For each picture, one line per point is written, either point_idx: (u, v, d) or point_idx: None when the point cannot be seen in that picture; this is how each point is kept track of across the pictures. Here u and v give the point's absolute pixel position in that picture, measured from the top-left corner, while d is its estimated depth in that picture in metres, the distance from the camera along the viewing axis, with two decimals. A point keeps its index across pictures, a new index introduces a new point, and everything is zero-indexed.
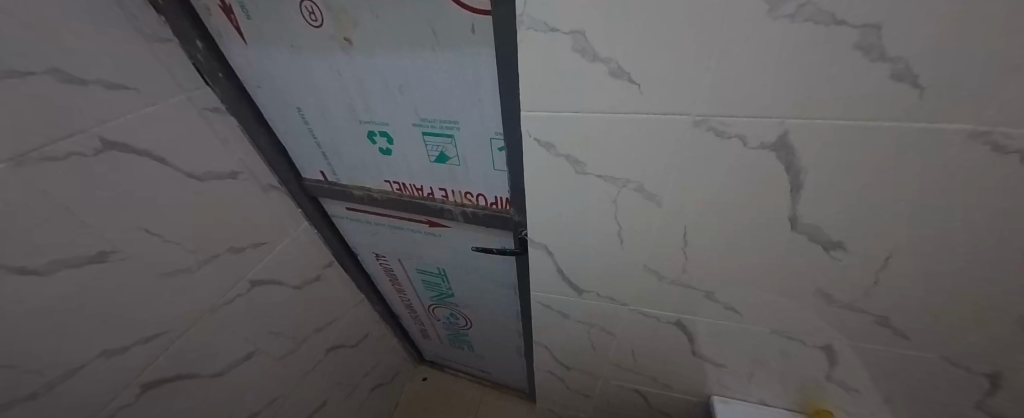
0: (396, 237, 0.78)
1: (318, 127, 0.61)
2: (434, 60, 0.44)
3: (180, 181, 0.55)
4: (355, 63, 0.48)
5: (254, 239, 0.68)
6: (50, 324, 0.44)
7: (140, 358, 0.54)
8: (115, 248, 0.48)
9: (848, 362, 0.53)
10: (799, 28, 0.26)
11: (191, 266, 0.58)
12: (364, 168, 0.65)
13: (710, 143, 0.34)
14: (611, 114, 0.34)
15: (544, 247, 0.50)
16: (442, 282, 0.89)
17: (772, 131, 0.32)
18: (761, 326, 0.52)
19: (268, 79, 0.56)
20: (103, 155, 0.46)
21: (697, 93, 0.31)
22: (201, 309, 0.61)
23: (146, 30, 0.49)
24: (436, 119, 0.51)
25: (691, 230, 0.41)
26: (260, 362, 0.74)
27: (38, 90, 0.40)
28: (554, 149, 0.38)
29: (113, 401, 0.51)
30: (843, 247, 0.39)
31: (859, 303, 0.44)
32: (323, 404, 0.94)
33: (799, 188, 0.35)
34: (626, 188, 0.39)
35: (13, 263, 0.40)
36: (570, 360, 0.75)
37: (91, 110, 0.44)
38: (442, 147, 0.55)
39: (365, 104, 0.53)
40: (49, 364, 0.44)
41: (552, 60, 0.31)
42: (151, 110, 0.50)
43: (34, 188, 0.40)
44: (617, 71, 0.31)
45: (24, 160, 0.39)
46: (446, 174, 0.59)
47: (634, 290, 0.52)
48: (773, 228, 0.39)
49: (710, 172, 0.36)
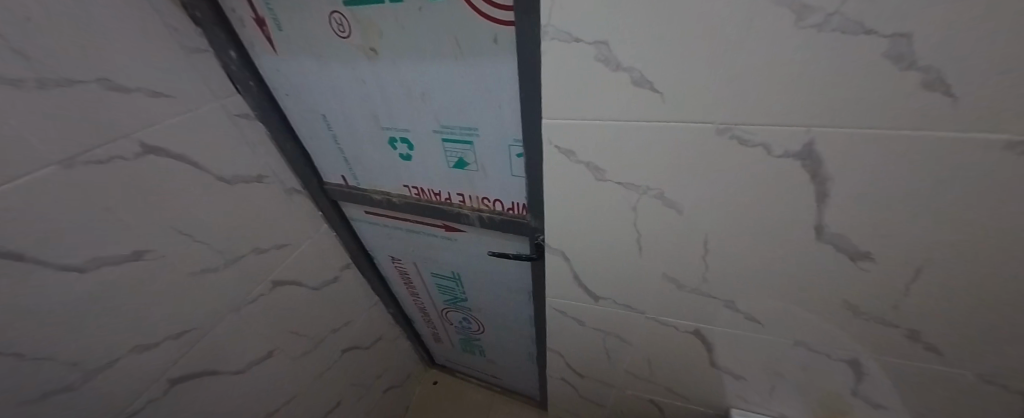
0: (412, 240, 0.79)
1: (341, 133, 0.63)
2: (457, 69, 0.45)
3: (210, 183, 0.57)
4: (379, 72, 0.50)
5: (277, 241, 0.70)
6: (89, 318, 0.46)
7: (169, 353, 0.56)
8: (150, 247, 0.51)
9: (875, 378, 0.51)
10: (826, 37, 0.26)
11: (218, 266, 0.60)
12: (384, 173, 0.66)
13: (733, 151, 0.34)
14: (633, 122, 0.34)
15: (561, 252, 0.50)
16: (456, 286, 0.89)
17: (797, 140, 0.32)
18: (783, 337, 0.51)
19: (296, 87, 0.59)
20: (143, 159, 0.48)
21: (720, 101, 0.31)
22: (226, 307, 0.63)
23: (185, 41, 0.52)
24: (456, 125, 0.52)
25: (712, 238, 0.41)
26: (278, 361, 0.75)
27: (87, 97, 0.42)
28: (574, 156, 0.39)
29: (143, 394, 0.54)
30: (871, 258, 0.38)
31: (888, 316, 0.43)
32: (337, 404, 0.95)
33: (824, 197, 0.35)
34: (645, 195, 0.39)
35: (57, 259, 0.42)
36: (583, 367, 0.75)
37: (133, 116, 0.47)
38: (461, 153, 0.56)
39: (388, 111, 0.55)
40: (86, 356, 0.47)
41: (575, 69, 0.32)
42: (187, 116, 0.53)
43: (80, 190, 0.43)
44: (640, 80, 0.31)
45: (72, 163, 0.42)
46: (463, 179, 0.60)
47: (651, 298, 0.51)
48: (797, 237, 0.38)
49: (733, 180, 0.36)
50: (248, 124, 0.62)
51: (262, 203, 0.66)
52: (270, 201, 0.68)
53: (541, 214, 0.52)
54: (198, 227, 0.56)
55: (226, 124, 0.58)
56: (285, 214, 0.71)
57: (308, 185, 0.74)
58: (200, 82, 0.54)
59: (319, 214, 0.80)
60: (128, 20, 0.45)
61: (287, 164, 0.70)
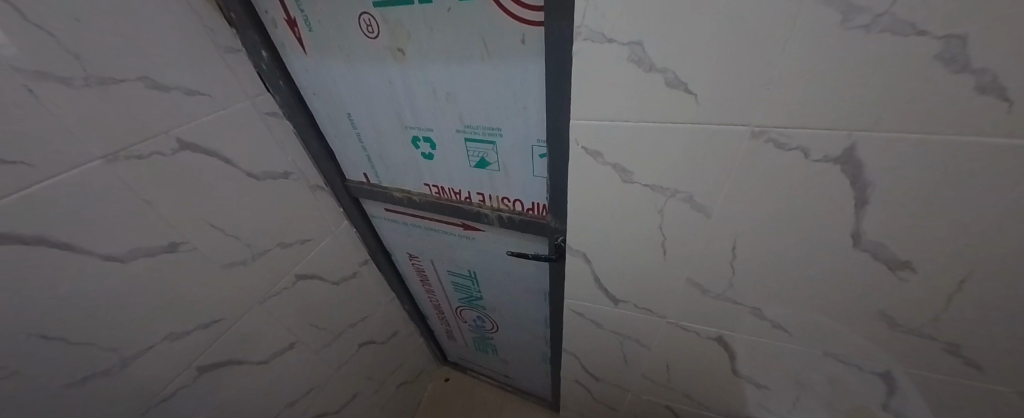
0: (431, 238, 0.80)
1: (365, 132, 0.64)
2: (483, 69, 0.45)
3: (240, 179, 0.59)
4: (406, 72, 0.51)
5: (301, 236, 0.72)
6: (128, 307, 0.48)
7: (199, 342, 0.58)
8: (184, 240, 0.53)
9: (910, 393, 0.49)
10: (873, 39, 0.25)
11: (246, 259, 0.62)
12: (405, 172, 0.67)
13: (768, 155, 0.33)
14: (665, 124, 0.33)
15: (583, 254, 0.50)
16: (472, 285, 0.90)
17: (836, 144, 0.31)
18: (811, 347, 0.49)
19: (323, 86, 0.60)
20: (180, 154, 0.50)
21: (757, 104, 0.30)
22: (252, 299, 0.65)
23: (220, 41, 0.54)
24: (479, 125, 0.53)
25: (741, 243, 0.40)
26: (299, 353, 0.77)
27: (129, 96, 0.44)
28: (601, 157, 0.38)
29: (174, 381, 0.56)
30: (911, 267, 0.37)
31: (926, 329, 0.41)
32: (353, 397, 0.97)
33: (863, 203, 0.33)
34: (674, 198, 0.38)
35: (99, 249, 0.44)
36: (599, 371, 0.74)
37: (171, 113, 0.49)
38: (483, 153, 0.56)
39: (412, 111, 0.56)
40: (124, 343, 0.49)
41: (606, 70, 0.32)
42: (220, 113, 0.55)
43: (122, 184, 0.45)
44: (674, 81, 0.31)
45: (115, 157, 0.44)
46: (484, 179, 0.60)
47: (674, 302, 0.50)
48: (832, 244, 0.37)
49: (766, 184, 0.35)
50: (276, 122, 0.64)
51: (288, 199, 0.68)
52: (295, 197, 0.70)
53: (562, 215, 0.52)
54: (228, 221, 0.58)
55: (256, 122, 0.60)
56: (308, 211, 0.73)
57: (331, 183, 0.76)
58: (233, 80, 0.56)
59: (341, 211, 0.81)
60: (169, 21, 0.47)
61: (311, 161, 0.72)
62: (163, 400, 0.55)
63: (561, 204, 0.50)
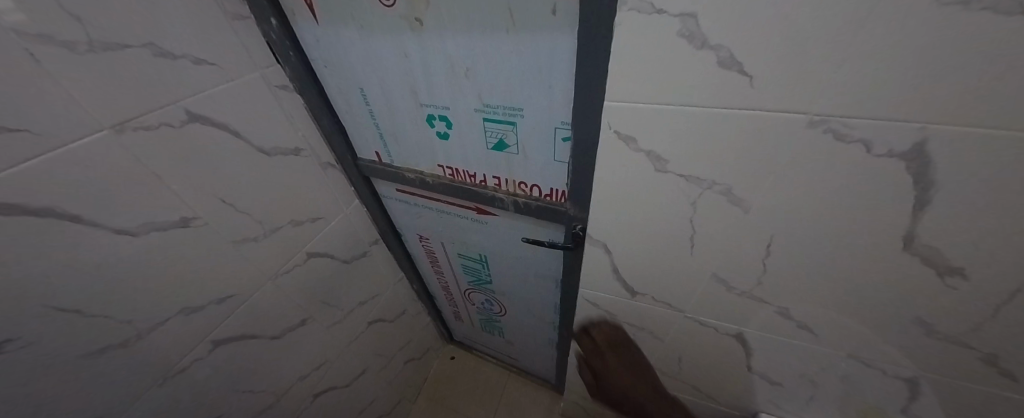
0: (442, 221, 0.79)
1: (379, 108, 0.61)
2: (507, 44, 0.42)
3: (251, 154, 0.57)
4: (423, 44, 0.47)
5: (312, 214, 0.71)
6: (143, 280, 0.48)
7: (213, 316, 0.58)
8: (196, 215, 0.52)
9: (935, 401, 0.47)
10: (973, 18, 0.21)
11: (258, 235, 0.61)
12: (419, 152, 0.65)
13: (823, 147, 0.30)
14: (710, 108, 0.30)
15: (603, 245, 0.48)
16: (482, 268, 0.89)
17: (906, 138, 0.27)
18: (835, 350, 0.47)
19: (335, 58, 0.57)
20: (189, 127, 0.48)
21: (821, 89, 0.27)
22: (264, 276, 0.64)
23: (227, 6, 0.50)
24: (499, 105, 0.50)
25: (777, 242, 0.38)
26: (311, 330, 0.78)
27: (134, 63, 0.42)
28: (635, 143, 0.35)
29: (191, 353, 0.57)
30: (962, 274, 0.34)
31: (966, 338, 0.39)
32: (363, 372, 1.00)
33: (923, 204, 0.30)
34: (710, 190, 0.36)
35: (111, 223, 0.43)
36: (608, 359, 0.74)
37: (179, 83, 0.46)
38: (502, 134, 0.53)
39: (428, 87, 0.53)
40: (139, 316, 0.49)
41: (652, 46, 0.28)
42: (229, 85, 0.52)
43: (131, 156, 0.44)
44: (727, 61, 0.27)
45: (124, 128, 0.42)
46: (501, 162, 0.57)
47: (695, 298, 0.49)
48: (877, 246, 0.35)
49: (816, 179, 0.32)
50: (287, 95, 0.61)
51: (298, 176, 0.66)
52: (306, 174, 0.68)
53: (584, 203, 0.50)
54: (239, 197, 0.57)
55: (265, 95, 0.58)
56: (320, 188, 0.72)
57: (342, 161, 0.74)
58: (241, 49, 0.53)
59: (352, 190, 0.80)
60: None
61: (323, 137, 0.70)
62: (179, 371, 0.56)
63: (583, 192, 0.48)
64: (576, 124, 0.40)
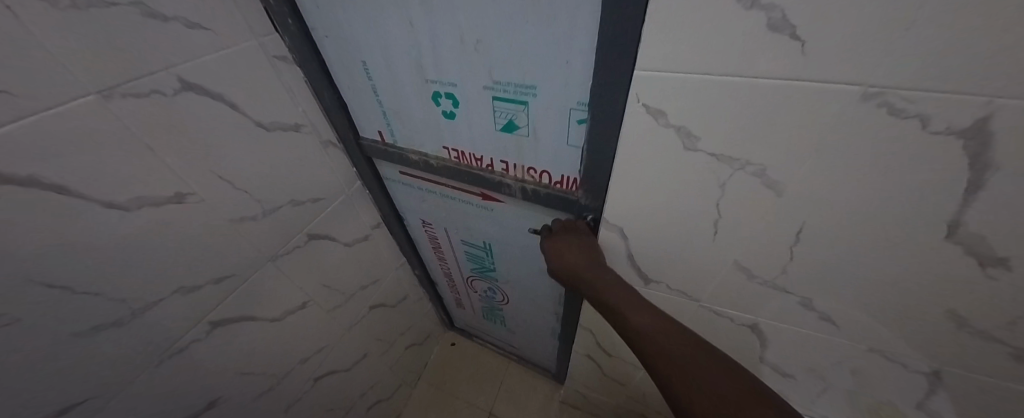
0: (447, 206, 0.77)
1: (383, 84, 0.58)
2: (522, 15, 0.39)
3: (249, 129, 0.55)
4: (430, 14, 0.44)
5: (313, 194, 0.68)
6: (137, 257, 0.46)
7: (211, 297, 0.56)
8: (191, 191, 0.49)
9: (955, 396, 0.45)
10: None
11: (257, 214, 0.59)
12: (424, 132, 0.62)
13: (874, 123, 0.27)
14: (753, 79, 0.28)
15: (619, 229, 0.46)
16: (487, 257, 0.88)
17: (969, 114, 0.24)
18: (854, 342, 0.46)
19: (337, 27, 0.53)
20: (182, 96, 0.45)
21: (879, 56, 0.24)
22: (264, 256, 0.62)
23: None
24: (511, 82, 0.47)
25: (808, 228, 0.36)
26: (311, 313, 0.77)
27: (121, 21, 0.38)
28: (664, 118, 0.33)
29: (188, 333, 0.55)
30: (1008, 265, 0.31)
31: (1000, 332, 0.37)
32: (364, 356, 0.99)
33: (977, 188, 0.28)
34: (742, 171, 0.34)
35: (100, 196, 0.41)
36: (614, 348, 0.73)
37: (171, 48, 0.43)
38: (512, 114, 0.50)
39: (436, 61, 0.50)
40: (133, 296, 0.47)
41: (695, 6, 0.26)
42: (225, 53, 0.49)
43: (120, 124, 0.41)
44: (778, 23, 0.24)
45: (112, 94, 0.39)
46: (510, 145, 0.55)
47: (712, 287, 0.47)
48: (916, 234, 0.32)
49: (860, 160, 0.30)
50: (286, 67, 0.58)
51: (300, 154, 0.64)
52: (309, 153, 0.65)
53: (598, 192, 0.48)
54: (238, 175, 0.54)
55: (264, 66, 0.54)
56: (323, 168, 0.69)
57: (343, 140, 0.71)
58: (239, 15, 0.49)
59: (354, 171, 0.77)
60: None
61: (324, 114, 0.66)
62: (177, 352, 0.54)
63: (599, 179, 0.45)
64: (596, 104, 0.38)
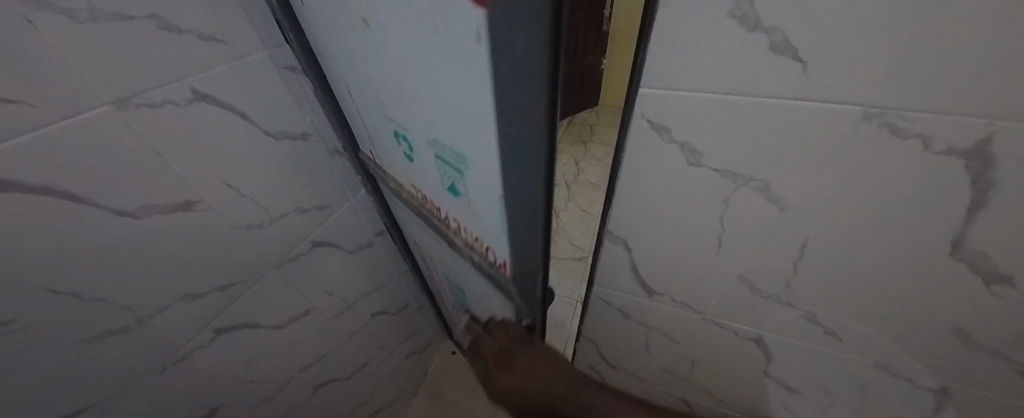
0: (427, 238, 0.75)
1: (362, 112, 0.55)
2: (445, 86, 0.28)
3: (257, 138, 0.55)
4: (374, 55, 0.36)
5: (318, 202, 0.69)
6: (144, 264, 0.46)
7: (215, 305, 0.56)
8: (199, 199, 0.50)
9: (961, 411, 0.45)
10: None
11: (263, 222, 0.60)
12: (397, 165, 0.59)
13: (876, 142, 0.28)
14: (756, 99, 0.29)
15: (623, 242, 0.46)
16: (463, 295, 0.85)
17: (971, 135, 0.25)
18: (860, 357, 0.46)
19: (323, 49, 0.50)
20: (194, 105, 0.46)
21: (880, 78, 0.24)
22: (268, 264, 0.63)
23: None
24: (448, 150, 0.38)
25: (812, 244, 0.36)
26: (314, 320, 0.77)
27: (138, 34, 0.39)
28: (669, 134, 0.34)
29: (192, 340, 0.55)
30: (1012, 283, 0.31)
31: (1006, 349, 0.37)
32: (365, 364, 0.98)
33: (979, 207, 0.28)
34: (745, 187, 0.34)
35: (111, 205, 0.41)
36: (617, 359, 0.72)
37: (184, 59, 0.44)
38: (454, 180, 0.42)
39: (388, 103, 0.43)
40: (139, 303, 0.47)
41: (698, 27, 0.26)
42: (236, 64, 0.50)
43: (133, 134, 0.42)
44: (781, 46, 0.25)
45: (125, 104, 0.40)
46: (459, 205, 0.48)
47: (717, 300, 0.47)
48: (919, 250, 0.33)
49: (865, 177, 0.30)
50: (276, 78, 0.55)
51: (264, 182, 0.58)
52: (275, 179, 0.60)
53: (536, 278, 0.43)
54: (243, 188, 0.55)
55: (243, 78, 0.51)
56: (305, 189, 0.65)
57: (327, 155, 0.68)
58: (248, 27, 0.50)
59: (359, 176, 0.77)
60: None
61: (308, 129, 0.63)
62: (180, 359, 0.55)
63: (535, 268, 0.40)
64: (522, 192, 0.31)
